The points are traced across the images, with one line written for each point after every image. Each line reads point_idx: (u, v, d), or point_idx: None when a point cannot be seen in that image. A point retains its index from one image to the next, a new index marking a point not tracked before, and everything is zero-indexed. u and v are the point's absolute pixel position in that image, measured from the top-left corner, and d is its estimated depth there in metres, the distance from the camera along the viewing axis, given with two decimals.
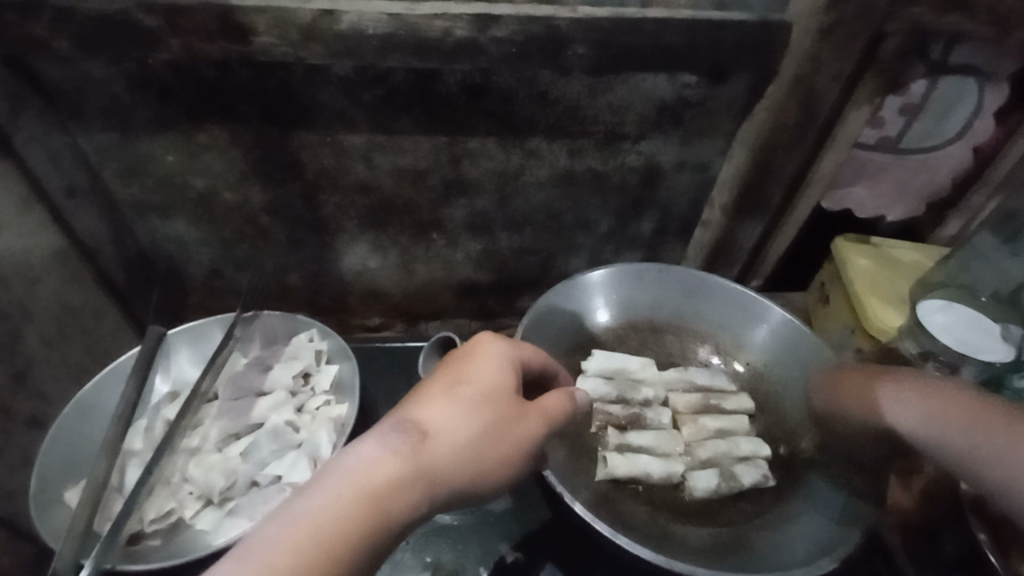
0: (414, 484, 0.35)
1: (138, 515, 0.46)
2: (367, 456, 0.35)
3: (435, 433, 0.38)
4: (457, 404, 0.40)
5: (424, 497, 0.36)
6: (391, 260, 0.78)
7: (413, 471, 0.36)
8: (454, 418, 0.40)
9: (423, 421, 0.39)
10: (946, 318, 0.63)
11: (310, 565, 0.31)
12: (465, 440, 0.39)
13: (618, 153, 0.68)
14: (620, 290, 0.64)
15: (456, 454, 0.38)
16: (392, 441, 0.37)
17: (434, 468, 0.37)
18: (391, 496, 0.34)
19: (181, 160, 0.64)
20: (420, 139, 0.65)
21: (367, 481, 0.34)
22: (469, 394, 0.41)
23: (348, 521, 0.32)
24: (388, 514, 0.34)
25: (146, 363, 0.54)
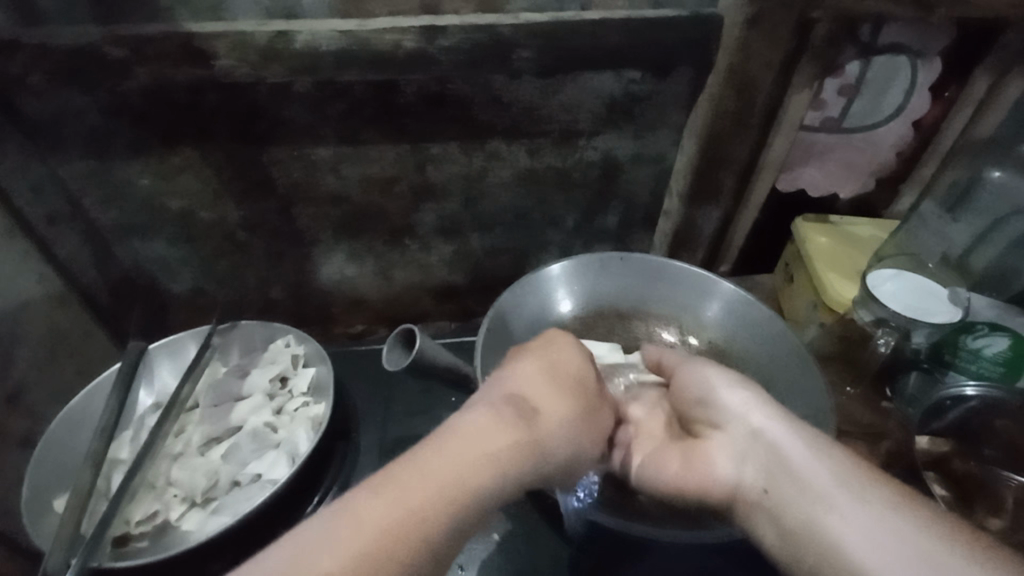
0: (520, 449, 0.40)
1: (125, 518, 0.48)
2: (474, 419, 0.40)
3: (530, 408, 0.43)
4: (544, 385, 0.46)
5: (528, 464, 0.40)
6: (368, 268, 0.81)
7: (518, 438, 0.40)
8: (547, 396, 0.45)
9: (519, 393, 0.45)
10: (894, 286, 0.66)
11: (430, 506, 0.34)
12: (556, 418, 0.44)
13: (576, 149, 0.72)
14: (583, 279, 0.67)
15: (552, 425, 0.43)
16: (503, 412, 0.42)
17: (536, 438, 0.41)
18: (510, 453, 0.39)
19: (157, 183, 0.67)
20: (384, 148, 0.68)
21: (480, 442, 0.38)
22: (559, 377, 0.47)
23: (474, 471, 0.37)
24: (499, 469, 0.38)
25: (129, 376, 0.56)
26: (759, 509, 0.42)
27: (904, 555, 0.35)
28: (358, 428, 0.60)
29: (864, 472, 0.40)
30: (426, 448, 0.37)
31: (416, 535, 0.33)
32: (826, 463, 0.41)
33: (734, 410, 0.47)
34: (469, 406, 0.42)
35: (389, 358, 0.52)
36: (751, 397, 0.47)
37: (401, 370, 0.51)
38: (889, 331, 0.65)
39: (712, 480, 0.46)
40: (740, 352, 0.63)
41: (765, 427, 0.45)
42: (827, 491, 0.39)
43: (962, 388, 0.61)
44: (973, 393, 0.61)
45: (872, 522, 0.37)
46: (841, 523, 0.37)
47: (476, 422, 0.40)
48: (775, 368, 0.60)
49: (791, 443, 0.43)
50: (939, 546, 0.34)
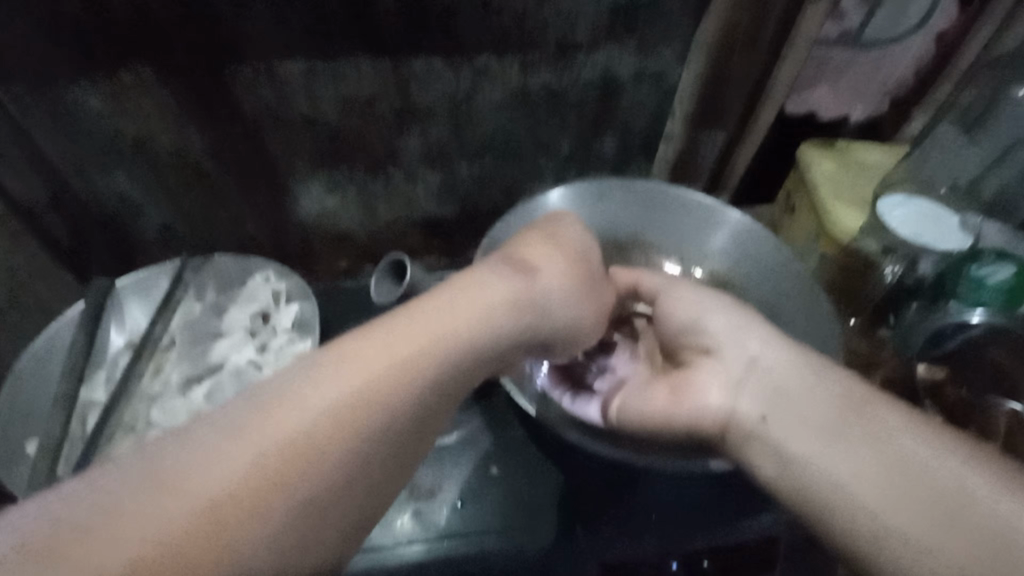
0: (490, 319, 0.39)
1: (104, 460, 0.46)
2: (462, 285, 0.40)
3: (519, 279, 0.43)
4: (537, 261, 0.47)
5: (524, 322, 0.41)
6: (350, 200, 0.75)
7: (517, 300, 0.41)
8: (552, 263, 0.47)
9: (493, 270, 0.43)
10: (904, 213, 0.64)
11: (405, 367, 0.33)
12: (558, 282, 0.46)
13: (573, 66, 0.65)
14: (582, 206, 0.63)
15: (555, 290, 0.46)
16: (504, 276, 0.43)
17: (539, 297, 0.44)
18: (478, 320, 0.38)
19: (107, 105, 0.59)
20: (361, 63, 0.61)
21: (449, 313, 0.37)
22: (564, 250, 0.50)
23: (439, 340, 0.35)
24: (466, 337, 0.36)
25: (96, 316, 0.52)
26: (755, 438, 0.39)
27: (924, 495, 0.31)
28: None
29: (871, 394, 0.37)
30: (395, 318, 0.35)
31: (373, 402, 0.31)
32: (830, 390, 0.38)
33: (727, 340, 0.45)
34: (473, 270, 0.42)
35: (378, 291, 0.48)
36: (744, 324, 0.46)
37: (392, 303, 0.48)
38: (897, 261, 0.65)
39: (702, 412, 0.43)
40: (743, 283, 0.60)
41: (761, 355, 0.42)
42: (831, 416, 0.36)
43: (966, 316, 0.59)
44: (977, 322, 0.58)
45: (879, 441, 0.34)
46: (846, 445, 0.35)
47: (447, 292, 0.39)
48: (777, 297, 0.58)
49: (792, 370, 0.40)
50: (955, 469, 0.32)
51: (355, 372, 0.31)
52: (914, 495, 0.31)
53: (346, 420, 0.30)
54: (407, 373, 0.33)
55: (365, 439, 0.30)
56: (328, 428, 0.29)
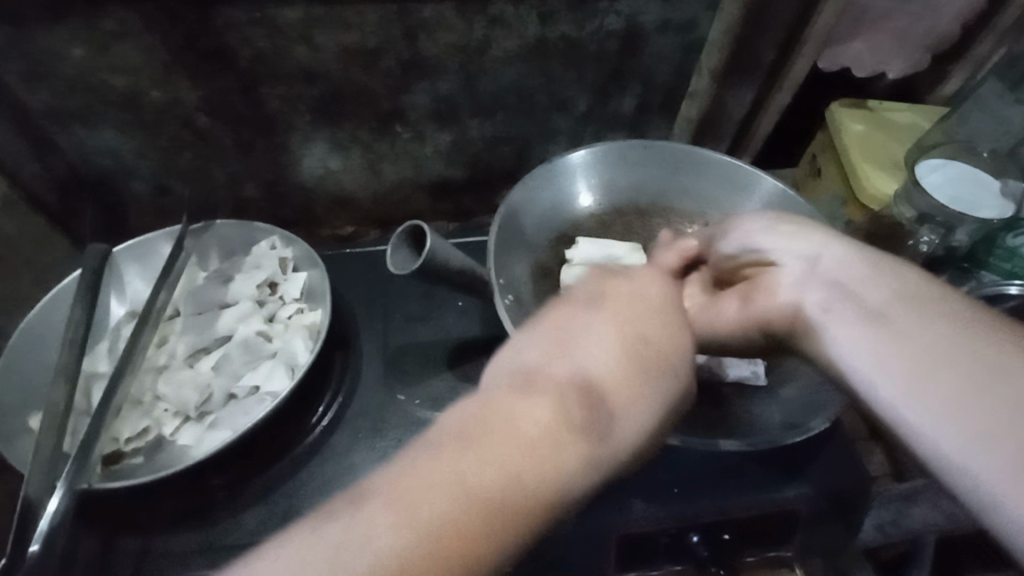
0: (584, 433, 0.28)
1: (112, 435, 0.44)
2: (545, 368, 0.31)
3: (625, 347, 0.32)
4: (639, 307, 0.34)
5: (649, 400, 0.31)
6: (354, 161, 0.71)
7: (628, 364, 0.31)
8: (657, 326, 0.34)
9: (581, 329, 0.33)
10: (940, 177, 0.61)
11: (477, 505, 0.25)
12: (672, 360, 0.33)
13: (595, 14, 0.60)
14: (603, 169, 0.60)
15: (673, 359, 0.33)
16: (603, 332, 0.32)
17: (656, 356, 0.32)
18: (568, 436, 0.28)
19: (91, 55, 0.55)
20: (365, 9, 0.56)
21: (525, 423, 0.28)
22: (669, 307, 0.35)
23: (521, 458, 0.27)
24: (550, 467, 0.27)
25: (94, 283, 0.49)
26: (815, 332, 0.36)
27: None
28: (359, 335, 0.56)
29: (927, 287, 0.34)
30: (461, 428, 0.28)
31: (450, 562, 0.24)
32: (887, 281, 0.35)
33: (778, 243, 0.42)
34: (562, 326, 0.33)
35: (393, 261, 0.45)
36: (799, 225, 0.42)
37: (408, 274, 0.45)
38: (933, 228, 0.60)
39: (767, 311, 0.40)
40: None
41: (820, 252, 0.39)
42: (882, 309, 0.34)
43: (1004, 287, 0.56)
44: (1014, 293, 0.56)
45: (937, 346, 0.31)
46: (900, 338, 0.32)
47: (528, 381, 0.30)
48: None
49: (852, 264, 0.37)
50: (1003, 353, 0.30)
51: (413, 518, 0.25)
52: (975, 391, 0.29)
53: None
54: (477, 521, 0.25)
55: None
56: None
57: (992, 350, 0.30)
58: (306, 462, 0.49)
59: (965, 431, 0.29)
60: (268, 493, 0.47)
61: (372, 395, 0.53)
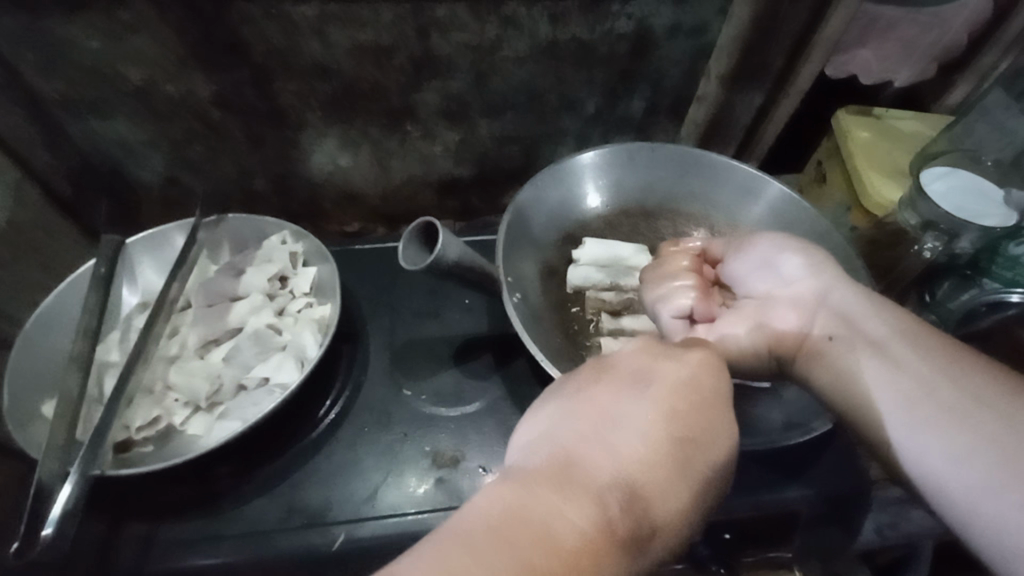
0: (624, 547, 0.26)
1: (124, 423, 0.45)
2: (585, 463, 0.28)
3: (668, 448, 0.30)
4: (684, 402, 0.32)
5: (683, 508, 0.29)
6: (364, 157, 0.72)
7: (668, 465, 0.29)
8: (699, 418, 0.31)
9: (622, 421, 0.30)
10: (945, 185, 0.61)
11: None
12: (710, 456, 0.31)
13: (606, 16, 0.61)
14: (611, 172, 0.60)
15: (715, 455, 0.31)
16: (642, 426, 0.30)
17: (694, 461, 0.30)
18: (611, 547, 0.25)
19: (108, 47, 0.55)
20: (380, 8, 0.56)
21: (564, 530, 0.25)
22: (711, 399, 0.32)
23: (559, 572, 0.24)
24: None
25: (108, 273, 0.50)
26: (823, 355, 0.41)
27: (1002, 441, 0.32)
28: (365, 330, 0.57)
29: (920, 324, 0.39)
30: (491, 530, 0.24)
31: None
32: (890, 318, 0.40)
33: (795, 274, 0.46)
34: (599, 412, 0.31)
35: (405, 255, 0.46)
36: (817, 260, 0.46)
37: (418, 270, 0.45)
38: (937, 235, 0.61)
39: (780, 334, 0.44)
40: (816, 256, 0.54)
41: (828, 289, 0.44)
42: (880, 339, 0.39)
43: (1004, 295, 0.58)
44: (1015, 301, 0.57)
45: (922, 369, 0.37)
46: (893, 362, 0.38)
47: (566, 478, 0.27)
48: None
49: (858, 300, 0.42)
50: (989, 383, 0.34)
51: None
52: (960, 409, 0.34)
53: None
54: None
55: None
56: None
57: (968, 373, 0.35)
58: (311, 454, 0.49)
59: (949, 442, 0.33)
60: (275, 483, 0.48)
61: (378, 389, 0.53)
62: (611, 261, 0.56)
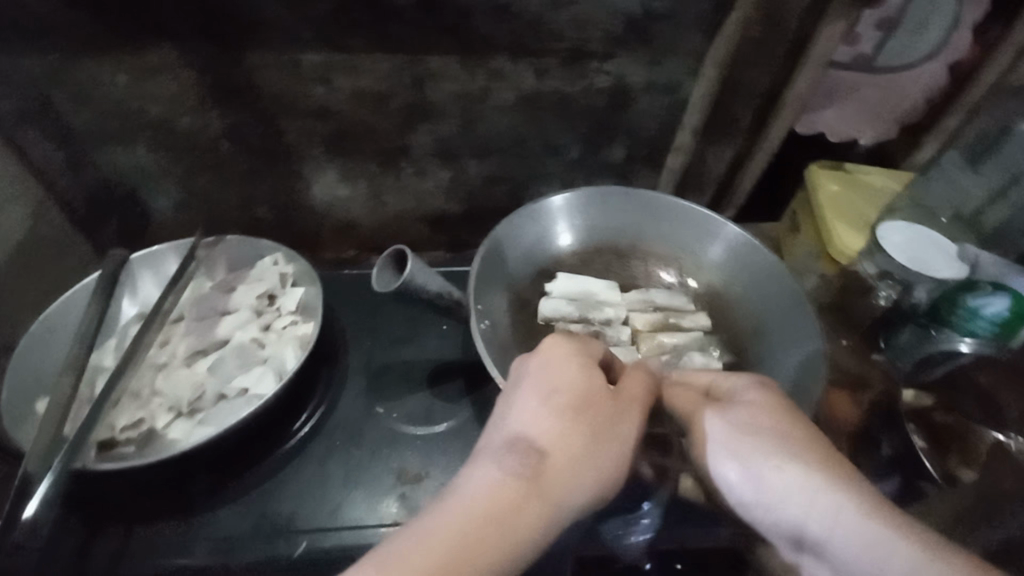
0: (529, 495, 0.33)
1: (109, 424, 0.48)
2: (491, 446, 0.36)
3: (564, 412, 0.37)
4: (559, 375, 0.39)
5: (589, 443, 0.36)
6: (361, 190, 0.77)
7: (564, 418, 0.37)
8: (577, 376, 0.39)
9: (517, 403, 0.38)
10: (904, 237, 0.65)
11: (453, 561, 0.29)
12: (600, 401, 0.39)
13: (586, 74, 0.67)
14: (585, 212, 0.64)
15: (604, 403, 0.39)
16: (534, 395, 0.38)
17: (589, 409, 0.38)
18: (521, 499, 0.33)
19: (132, 83, 0.61)
20: (379, 58, 0.62)
21: (472, 501, 0.32)
22: (585, 360, 0.41)
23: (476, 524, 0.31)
24: (517, 536, 0.31)
25: (110, 286, 0.55)
26: None
27: None
28: (345, 351, 0.60)
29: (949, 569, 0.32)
30: (427, 516, 0.32)
31: None
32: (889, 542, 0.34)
33: (764, 497, 0.38)
34: (501, 401, 0.39)
35: (378, 280, 0.49)
36: (786, 476, 0.37)
37: (390, 293, 0.49)
38: (890, 285, 0.66)
39: None
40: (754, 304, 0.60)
41: (817, 510, 0.36)
42: None
43: (955, 344, 0.60)
44: (965, 350, 0.60)
45: None
46: None
47: (475, 461, 0.35)
48: (770, 310, 0.58)
49: (866, 547, 0.34)
50: None
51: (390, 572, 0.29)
52: None
53: None
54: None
55: None
56: None
57: None
58: (284, 465, 0.52)
59: None
60: (246, 490, 0.50)
61: (353, 407, 0.56)
62: (579, 296, 0.60)
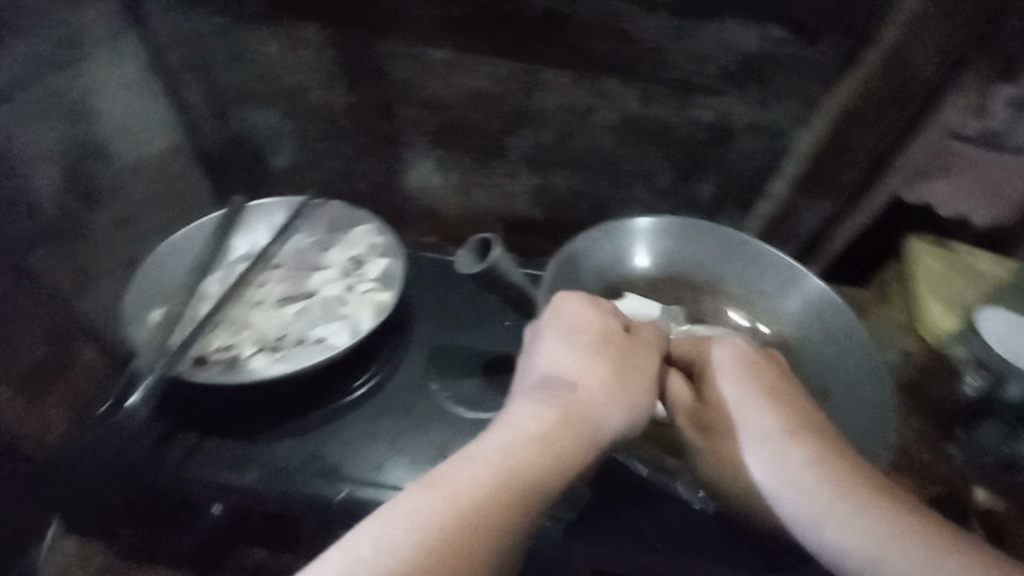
0: (565, 418, 0.39)
1: (205, 344, 0.53)
2: (528, 385, 0.42)
3: (591, 354, 0.43)
4: (580, 322, 0.45)
5: (613, 378, 0.42)
6: (453, 181, 0.81)
7: (589, 356, 0.43)
8: (596, 325, 0.45)
9: (546, 343, 0.44)
10: (1006, 327, 0.61)
11: (507, 471, 0.36)
12: (618, 349, 0.44)
13: (691, 106, 0.68)
14: (664, 239, 0.65)
15: (623, 350, 0.44)
16: (562, 339, 0.44)
17: (614, 352, 0.44)
18: (561, 424, 0.39)
19: (281, 54, 0.69)
20: (497, 63, 0.66)
21: (522, 426, 0.38)
22: (607, 308, 0.46)
23: (527, 444, 0.37)
24: (561, 454, 0.38)
25: (228, 226, 0.62)
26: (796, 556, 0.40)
27: None
28: (412, 326, 0.63)
29: (921, 527, 0.37)
30: (486, 438, 0.38)
31: (491, 513, 0.34)
32: (852, 497, 0.38)
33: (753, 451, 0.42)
34: (531, 346, 0.45)
35: (461, 261, 0.52)
36: (772, 431, 0.42)
37: (470, 275, 0.52)
38: (984, 373, 0.61)
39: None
40: (797, 325, 0.60)
41: (803, 466, 0.40)
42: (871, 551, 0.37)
43: None
44: None
45: None
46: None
47: (519, 393, 0.42)
48: (839, 374, 0.56)
49: (843, 504, 0.38)
50: None
51: (457, 478, 0.35)
52: None
53: (456, 539, 0.32)
54: (508, 494, 0.35)
55: (488, 558, 0.33)
56: (461, 541, 0.32)
57: None
58: (340, 416, 0.56)
59: None
60: (303, 431, 0.54)
61: (410, 379, 0.59)
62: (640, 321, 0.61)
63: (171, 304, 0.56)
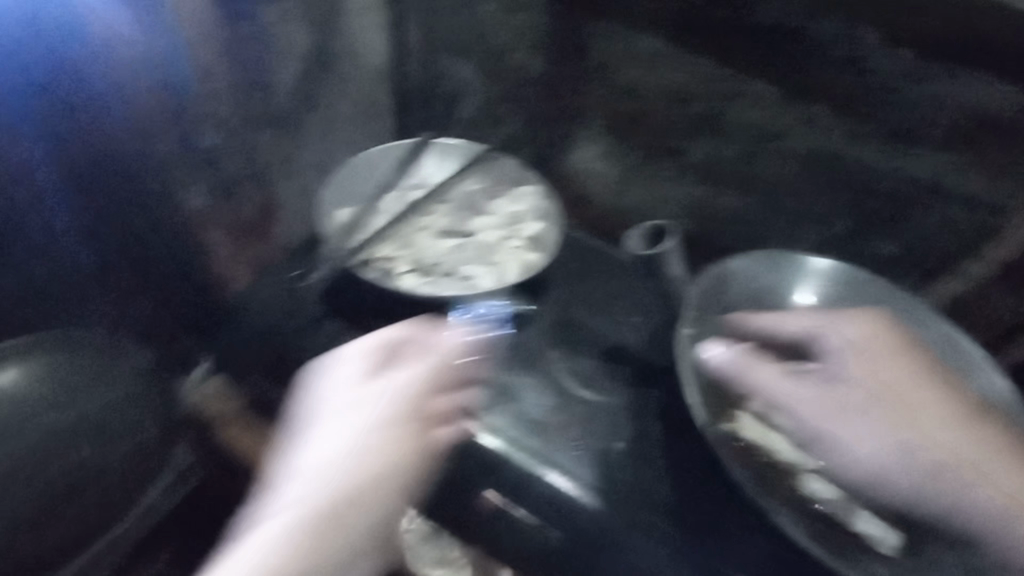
0: (379, 444, 0.45)
1: (373, 250, 0.59)
2: (320, 398, 0.48)
3: (397, 409, 0.46)
4: (397, 350, 0.50)
5: (413, 411, 0.47)
6: (612, 171, 0.78)
7: (393, 399, 0.47)
8: (416, 350, 0.49)
9: (350, 365, 0.49)
10: None
11: (318, 510, 0.42)
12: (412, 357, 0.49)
13: (901, 156, 0.62)
14: (832, 286, 0.60)
15: (420, 377, 0.48)
16: (374, 363, 0.49)
17: (411, 402, 0.47)
18: (351, 459, 0.44)
19: (501, 12, 0.73)
20: (706, 63, 0.66)
21: (312, 460, 0.45)
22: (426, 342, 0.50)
23: (338, 471, 0.44)
24: (366, 454, 0.45)
25: (414, 154, 0.67)
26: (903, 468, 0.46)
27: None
28: (546, 293, 0.65)
29: (972, 417, 0.49)
30: (296, 471, 0.45)
31: (314, 530, 0.41)
32: (930, 399, 0.49)
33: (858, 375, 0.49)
34: (343, 351, 0.50)
35: (631, 240, 0.56)
36: (876, 353, 0.50)
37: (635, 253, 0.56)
38: None
39: None
40: (1004, 408, 0.52)
41: (894, 376, 0.49)
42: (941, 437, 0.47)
43: None
44: None
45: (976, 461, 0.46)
46: (951, 452, 0.46)
47: (309, 419, 0.47)
48: None
49: (921, 402, 0.48)
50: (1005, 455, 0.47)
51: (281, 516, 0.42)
52: (1001, 491, 0.45)
53: None
54: (332, 517, 0.42)
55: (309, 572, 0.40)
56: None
57: (1003, 468, 0.46)
58: None
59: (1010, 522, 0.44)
60: None
61: (533, 340, 0.61)
62: None
63: (354, 208, 0.63)
